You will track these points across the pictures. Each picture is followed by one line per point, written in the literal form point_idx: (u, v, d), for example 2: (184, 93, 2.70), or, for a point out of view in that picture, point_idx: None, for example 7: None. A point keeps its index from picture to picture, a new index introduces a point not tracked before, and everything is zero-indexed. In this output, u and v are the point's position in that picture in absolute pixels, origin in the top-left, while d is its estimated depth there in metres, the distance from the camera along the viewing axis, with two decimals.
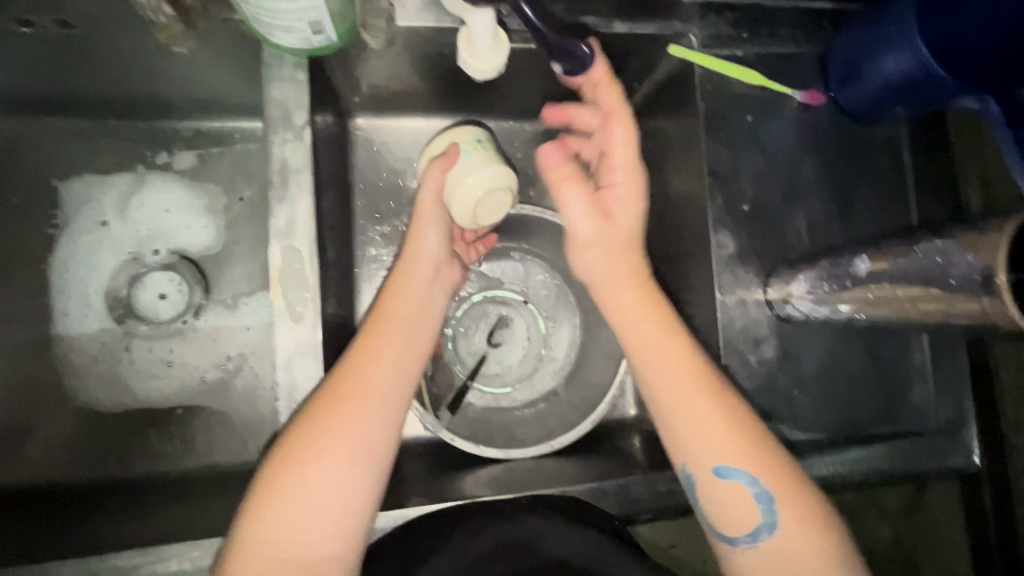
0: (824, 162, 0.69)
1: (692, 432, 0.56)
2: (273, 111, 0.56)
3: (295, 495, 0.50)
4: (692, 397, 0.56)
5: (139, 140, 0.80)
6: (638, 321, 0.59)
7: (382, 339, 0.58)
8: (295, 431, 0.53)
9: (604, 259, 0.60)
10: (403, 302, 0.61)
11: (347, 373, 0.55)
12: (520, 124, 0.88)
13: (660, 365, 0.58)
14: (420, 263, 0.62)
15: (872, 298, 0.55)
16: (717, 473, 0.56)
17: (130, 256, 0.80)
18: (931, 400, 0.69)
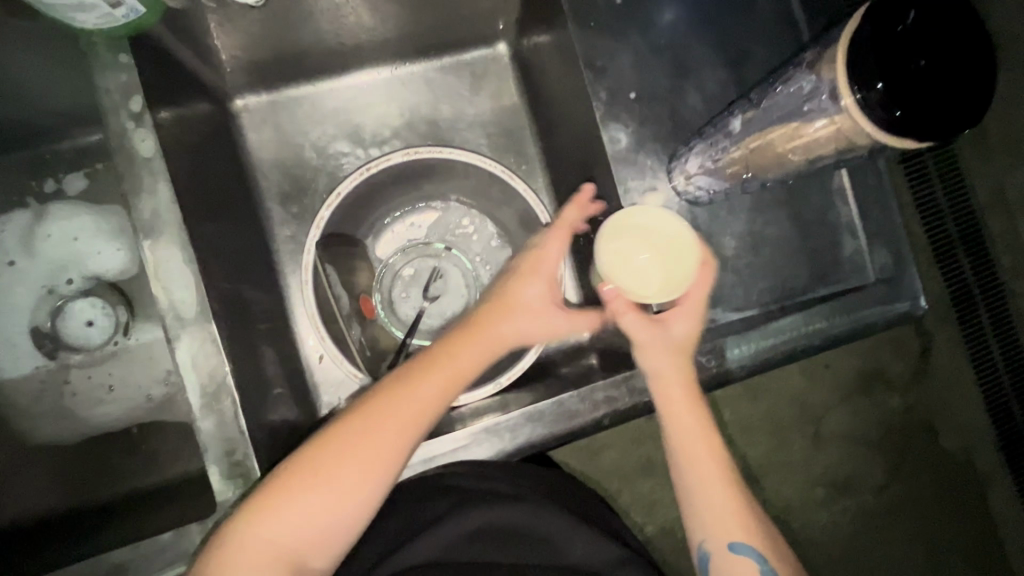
0: (709, 30, 0.65)
1: (710, 500, 0.58)
2: (106, 102, 0.54)
3: (307, 510, 0.51)
4: (715, 475, 0.59)
5: (20, 172, 0.77)
6: (679, 402, 0.59)
7: (442, 393, 0.56)
8: (329, 444, 0.53)
9: (664, 363, 0.59)
10: (479, 351, 0.59)
11: (398, 411, 0.54)
12: (408, 69, 0.85)
13: (689, 442, 0.59)
14: (502, 330, 0.60)
15: (750, 151, 0.57)
16: (732, 548, 0.57)
17: (46, 290, 0.78)
18: (865, 250, 0.67)
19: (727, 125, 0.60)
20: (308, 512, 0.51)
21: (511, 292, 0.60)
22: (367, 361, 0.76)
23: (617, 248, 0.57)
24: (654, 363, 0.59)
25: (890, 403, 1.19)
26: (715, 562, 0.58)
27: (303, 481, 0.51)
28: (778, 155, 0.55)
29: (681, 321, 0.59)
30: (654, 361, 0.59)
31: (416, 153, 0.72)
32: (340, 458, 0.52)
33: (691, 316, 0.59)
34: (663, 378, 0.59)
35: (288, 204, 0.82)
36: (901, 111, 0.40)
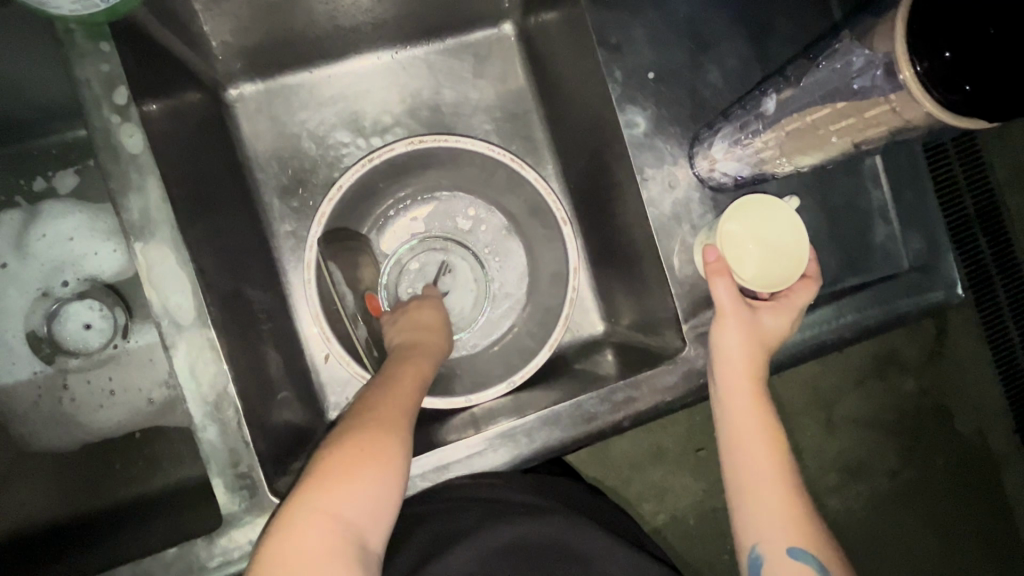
0: (732, 3, 0.60)
1: (766, 500, 0.56)
2: (86, 95, 0.50)
3: (360, 486, 0.49)
4: (771, 472, 0.56)
5: (7, 170, 0.73)
6: (744, 387, 0.57)
7: (421, 373, 0.60)
8: (358, 425, 0.52)
9: (738, 341, 0.56)
10: (429, 350, 0.65)
11: (398, 390, 0.56)
12: (408, 52, 0.81)
13: (745, 440, 0.58)
14: (436, 339, 0.67)
15: (787, 134, 0.54)
16: (790, 553, 0.54)
17: (39, 292, 0.75)
18: (898, 236, 0.63)
19: (760, 107, 0.55)
20: (362, 486, 0.49)
21: (430, 315, 0.71)
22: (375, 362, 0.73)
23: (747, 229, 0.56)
24: (730, 347, 0.57)
25: (907, 388, 1.16)
26: (770, 569, 0.55)
27: (347, 458, 0.49)
28: (818, 139, 0.52)
29: (773, 312, 0.57)
30: (730, 344, 0.57)
31: (420, 142, 0.69)
32: (375, 431, 0.51)
33: (784, 309, 0.57)
34: (731, 362, 0.57)
35: (287, 197, 0.79)
36: (970, 86, 0.36)
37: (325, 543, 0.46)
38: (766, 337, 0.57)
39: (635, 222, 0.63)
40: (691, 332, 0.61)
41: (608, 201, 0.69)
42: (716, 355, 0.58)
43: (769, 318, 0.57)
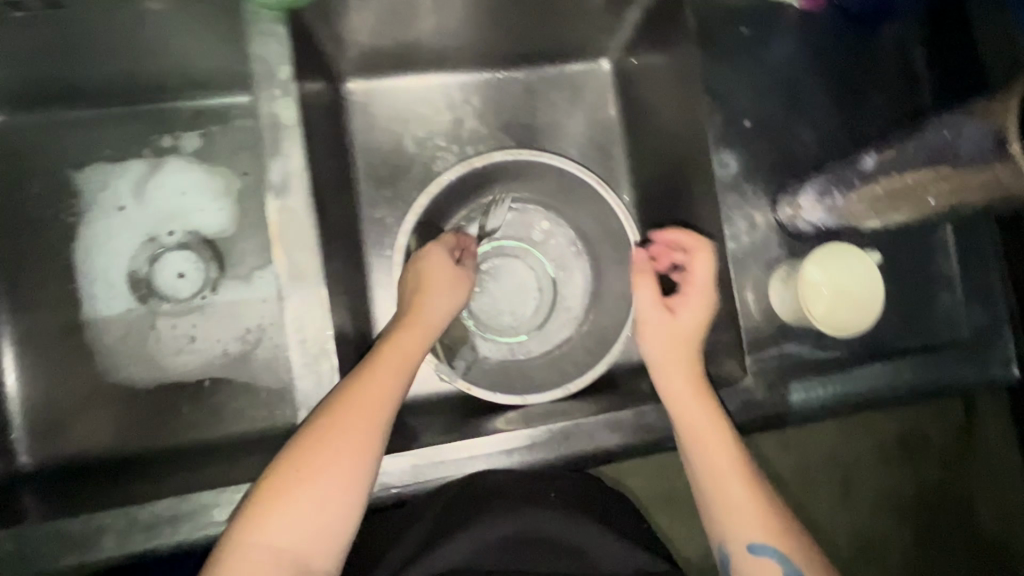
0: (829, 71, 0.65)
1: (722, 504, 0.57)
2: (258, 67, 0.57)
3: (310, 496, 0.51)
4: (723, 470, 0.58)
5: (143, 125, 0.81)
6: (679, 389, 0.60)
7: (395, 370, 0.59)
8: (315, 431, 0.54)
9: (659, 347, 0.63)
10: (419, 333, 0.63)
11: (363, 390, 0.56)
12: (512, 74, 0.87)
13: (695, 437, 0.59)
14: (432, 309, 0.66)
15: (884, 192, 0.57)
16: (751, 549, 0.56)
17: (148, 237, 0.82)
18: (961, 308, 0.66)
19: (858, 165, 0.59)
20: (302, 512, 0.51)
21: (435, 277, 0.67)
22: (441, 346, 0.77)
23: (826, 274, 0.59)
24: (655, 348, 0.63)
25: (930, 473, 1.15)
26: (738, 565, 0.57)
27: (284, 485, 0.51)
28: (911, 189, 0.56)
29: (692, 297, 0.62)
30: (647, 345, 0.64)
31: (517, 154, 0.75)
32: (318, 454, 0.52)
33: (703, 290, 0.62)
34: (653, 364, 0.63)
35: (381, 187, 0.85)
36: None
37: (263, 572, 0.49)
38: (684, 332, 0.63)
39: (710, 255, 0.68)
40: (753, 364, 0.63)
41: None
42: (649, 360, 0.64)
43: (679, 311, 0.63)
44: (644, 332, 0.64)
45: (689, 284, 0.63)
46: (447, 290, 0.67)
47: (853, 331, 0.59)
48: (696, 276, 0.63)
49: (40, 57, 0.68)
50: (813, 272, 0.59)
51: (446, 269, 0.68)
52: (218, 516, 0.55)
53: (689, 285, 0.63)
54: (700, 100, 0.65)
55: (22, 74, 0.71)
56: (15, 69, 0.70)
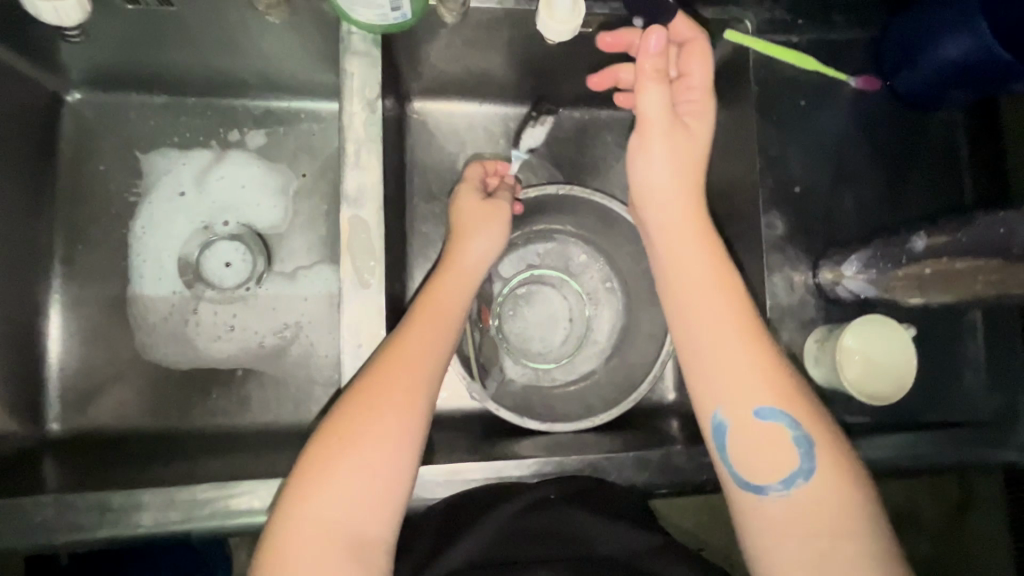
0: (878, 148, 0.69)
1: (732, 376, 0.55)
2: (348, 83, 0.61)
3: (376, 437, 0.54)
4: (729, 326, 0.56)
5: (212, 117, 0.85)
6: (683, 249, 0.59)
7: (433, 326, 0.62)
8: (370, 378, 0.57)
9: (659, 164, 0.59)
10: (455, 285, 0.66)
11: (412, 338, 0.60)
12: (565, 111, 0.89)
13: (703, 326, 0.57)
14: (472, 258, 0.68)
15: (927, 274, 0.58)
16: (760, 412, 0.54)
17: (202, 225, 0.85)
18: (983, 390, 0.68)
19: (907, 243, 0.59)
20: (351, 479, 0.53)
21: (467, 218, 0.70)
22: (478, 362, 0.79)
23: (861, 344, 0.61)
24: (652, 170, 0.59)
25: (920, 547, 1.16)
26: (741, 442, 0.55)
27: (331, 454, 0.54)
28: (965, 281, 0.57)
29: (701, 76, 0.60)
30: (654, 163, 0.59)
31: (568, 190, 0.78)
32: (364, 419, 0.55)
33: (708, 93, 0.61)
34: (657, 192, 0.60)
35: (430, 203, 0.88)
36: None
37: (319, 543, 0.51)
38: (692, 144, 0.59)
39: None
40: None
41: None
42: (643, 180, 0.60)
43: (692, 123, 0.60)
44: (648, 145, 0.59)
45: (690, 89, 0.60)
46: (489, 221, 0.70)
47: (882, 402, 0.61)
48: (692, 66, 0.60)
49: (136, 45, 0.72)
50: (849, 341, 0.61)
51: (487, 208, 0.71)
52: (253, 506, 0.57)
53: (693, 90, 0.60)
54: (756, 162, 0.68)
55: (113, 58, 0.74)
56: (108, 52, 0.73)
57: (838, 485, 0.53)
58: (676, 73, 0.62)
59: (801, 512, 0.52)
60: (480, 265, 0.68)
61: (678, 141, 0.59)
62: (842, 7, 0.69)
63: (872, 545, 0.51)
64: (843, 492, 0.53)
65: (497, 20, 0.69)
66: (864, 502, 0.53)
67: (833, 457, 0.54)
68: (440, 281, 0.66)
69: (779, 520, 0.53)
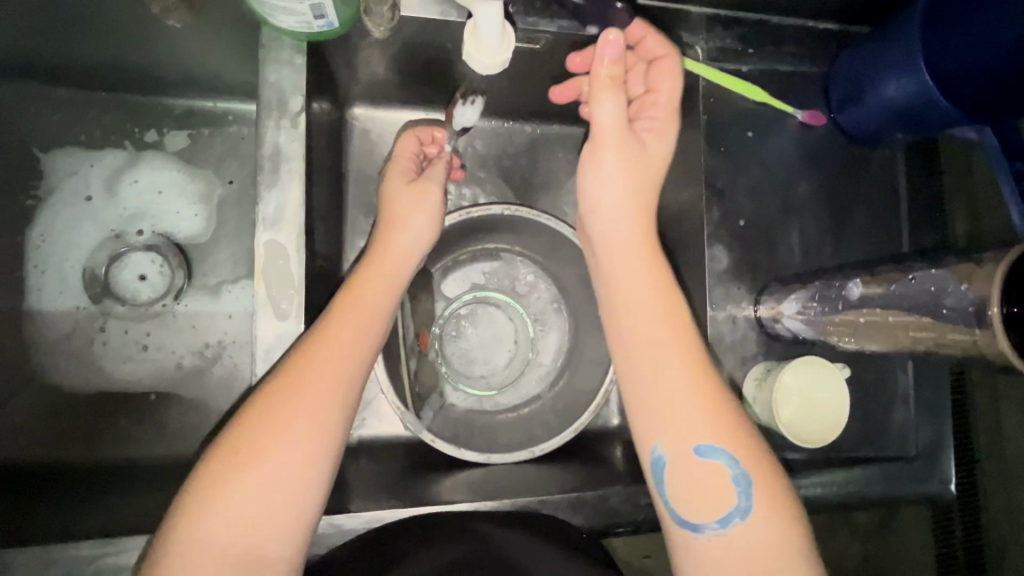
0: (822, 182, 0.69)
1: (670, 395, 0.51)
2: (269, 94, 0.55)
3: (281, 451, 0.49)
4: (670, 345, 0.52)
5: (127, 115, 0.77)
6: (626, 263, 0.55)
7: (355, 322, 0.55)
8: (279, 384, 0.51)
9: (615, 168, 0.55)
10: (381, 277, 0.59)
11: (328, 338, 0.53)
12: (518, 125, 0.84)
13: (640, 337, 0.53)
14: (401, 247, 0.62)
15: (860, 323, 0.56)
16: (697, 450, 0.50)
17: (113, 234, 0.77)
18: (913, 425, 0.69)
19: (844, 290, 0.58)
20: (252, 496, 0.47)
21: (397, 206, 0.63)
22: (411, 394, 0.74)
23: (796, 385, 0.60)
24: (606, 177, 0.55)
25: None
26: (676, 472, 0.50)
27: (230, 466, 0.48)
28: (893, 334, 0.54)
29: (668, 94, 0.58)
30: (603, 178, 0.55)
31: (514, 212, 0.75)
32: (270, 428, 0.49)
33: (672, 112, 0.58)
34: (606, 207, 0.56)
35: (370, 217, 0.81)
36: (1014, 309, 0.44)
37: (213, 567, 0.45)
38: (646, 163, 0.56)
39: None
40: None
41: None
42: (590, 193, 0.56)
43: (647, 140, 0.57)
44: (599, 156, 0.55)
45: (655, 104, 0.58)
46: (417, 206, 0.63)
47: (815, 443, 0.61)
48: (659, 83, 0.58)
49: (30, 35, 0.64)
50: (786, 379, 0.60)
51: (416, 186, 0.63)
52: (134, 564, 0.53)
53: (658, 106, 0.58)
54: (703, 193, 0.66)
55: (1, 46, 0.66)
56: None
57: (777, 511, 0.49)
58: (642, 89, 0.60)
59: (739, 547, 0.48)
60: (409, 256, 0.62)
61: (630, 156, 0.55)
62: (791, 39, 0.68)
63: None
64: (782, 520, 0.48)
65: (438, 31, 0.63)
66: (802, 532, 0.49)
67: (773, 483, 0.49)
68: (363, 276, 0.59)
69: (714, 556, 0.48)
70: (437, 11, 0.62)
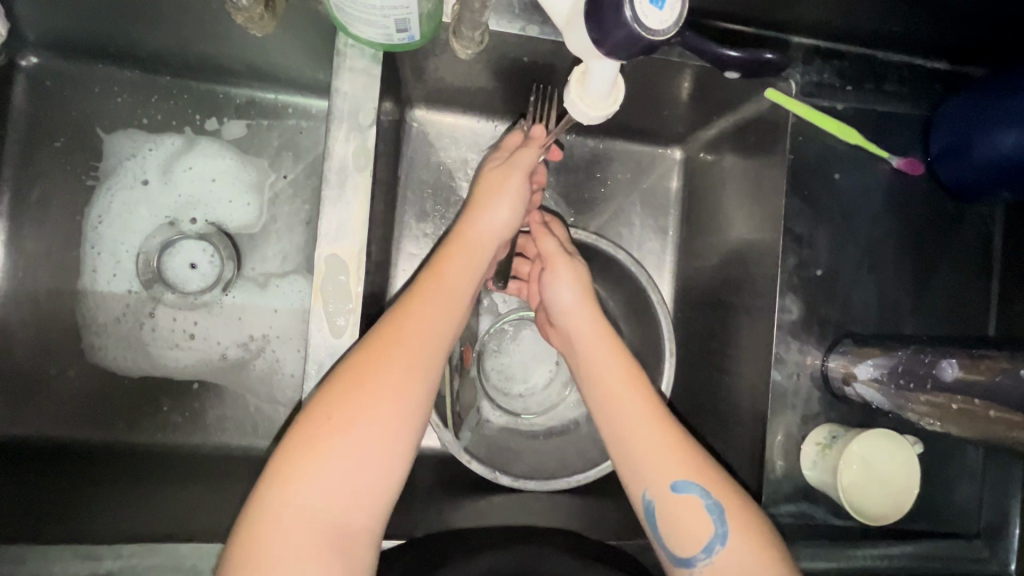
0: (909, 235, 0.63)
1: (638, 444, 0.55)
2: (340, 104, 0.53)
3: (362, 425, 0.48)
4: (630, 402, 0.57)
5: (189, 101, 0.76)
6: (591, 335, 0.63)
7: (438, 304, 0.55)
8: (361, 359, 0.50)
9: (565, 280, 0.66)
10: (463, 260, 0.59)
11: (409, 319, 0.53)
12: (581, 138, 0.80)
13: (605, 393, 0.59)
14: (485, 232, 0.61)
15: (953, 409, 0.54)
16: (672, 485, 0.53)
17: (166, 220, 0.77)
18: (979, 504, 0.64)
19: (935, 369, 0.55)
20: (337, 466, 0.47)
21: (486, 191, 0.62)
22: (452, 413, 0.73)
23: (865, 455, 0.57)
24: (561, 283, 0.66)
25: None
26: (662, 512, 0.53)
27: (314, 442, 0.47)
28: (983, 423, 0.53)
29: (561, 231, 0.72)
30: (563, 290, 0.66)
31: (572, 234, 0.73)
32: (354, 405, 0.48)
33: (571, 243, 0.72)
34: (570, 310, 0.65)
35: (421, 223, 0.78)
36: None
37: (295, 541, 0.45)
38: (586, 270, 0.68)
39: (749, 393, 0.65)
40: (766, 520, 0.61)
41: (718, 351, 0.71)
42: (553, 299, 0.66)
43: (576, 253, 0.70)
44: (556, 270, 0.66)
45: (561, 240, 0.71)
46: (501, 191, 0.62)
47: (875, 516, 0.57)
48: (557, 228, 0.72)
49: (103, 19, 0.64)
50: (858, 449, 0.57)
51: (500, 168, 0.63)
52: (179, 566, 0.54)
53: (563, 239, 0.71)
54: (779, 237, 0.62)
55: (76, 26, 0.65)
56: (70, 21, 0.64)
57: (753, 535, 0.51)
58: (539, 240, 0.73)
59: (725, 571, 0.50)
60: (490, 241, 0.61)
61: (578, 268, 0.67)
62: (894, 77, 0.63)
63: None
64: (760, 543, 0.50)
65: (515, 47, 0.60)
66: (777, 553, 0.50)
67: (746, 506, 0.52)
68: (446, 261, 0.58)
69: None
70: (519, 26, 0.57)
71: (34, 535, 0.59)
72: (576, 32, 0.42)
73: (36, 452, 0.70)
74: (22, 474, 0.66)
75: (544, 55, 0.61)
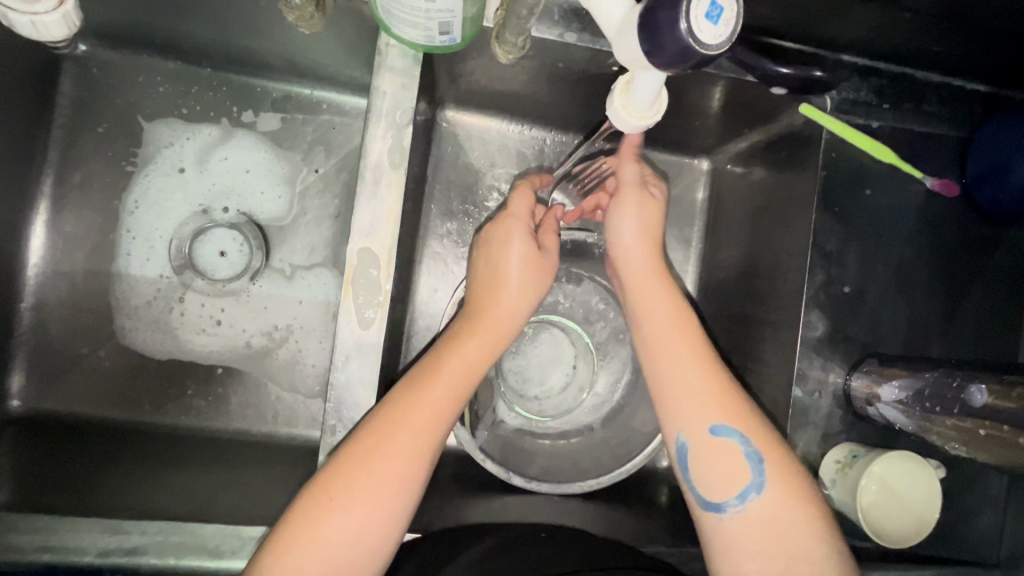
0: (940, 257, 0.62)
1: (682, 387, 0.56)
2: (380, 103, 0.54)
3: (365, 503, 0.50)
4: (683, 346, 0.58)
5: (227, 93, 0.78)
6: (649, 291, 0.62)
7: (452, 387, 0.56)
8: (370, 438, 0.52)
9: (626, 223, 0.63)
10: (481, 338, 0.59)
11: (422, 402, 0.54)
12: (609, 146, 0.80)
13: (657, 332, 0.59)
14: (506, 307, 0.61)
15: (980, 434, 0.55)
16: (712, 429, 0.54)
17: (200, 209, 0.78)
18: (1000, 533, 0.63)
19: (963, 396, 0.55)
20: (338, 536, 0.49)
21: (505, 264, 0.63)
22: (469, 412, 0.74)
23: (886, 477, 0.56)
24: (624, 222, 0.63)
25: None
26: (699, 453, 0.54)
27: (320, 511, 0.50)
28: (1010, 449, 0.54)
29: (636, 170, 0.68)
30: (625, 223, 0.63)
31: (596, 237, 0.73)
32: (359, 483, 0.51)
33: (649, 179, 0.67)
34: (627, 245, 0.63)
35: (447, 222, 0.79)
36: None
37: None
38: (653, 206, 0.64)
39: (769, 408, 0.64)
40: None
41: (738, 365, 0.71)
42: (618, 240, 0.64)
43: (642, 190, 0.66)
44: (618, 209, 0.63)
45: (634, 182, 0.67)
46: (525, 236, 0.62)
47: (895, 537, 0.57)
48: None
49: (153, 11, 0.66)
50: (880, 471, 0.56)
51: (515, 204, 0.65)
52: (200, 547, 0.55)
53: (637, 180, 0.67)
54: (808, 252, 0.61)
55: (127, 17, 0.67)
56: (122, 11, 0.66)
57: (788, 484, 0.52)
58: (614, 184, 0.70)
59: (757, 517, 0.51)
60: (508, 319, 0.61)
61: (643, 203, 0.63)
62: (932, 98, 0.62)
63: (820, 544, 0.50)
64: (793, 494, 0.51)
65: (552, 53, 0.60)
66: (811, 502, 0.52)
67: (784, 458, 0.53)
68: (462, 339, 0.59)
69: (738, 531, 0.51)
70: (557, 31, 0.57)
71: (62, 509, 0.61)
72: (627, 44, 0.42)
73: (67, 428, 0.72)
74: (55, 450, 0.68)
75: (580, 63, 0.61)
